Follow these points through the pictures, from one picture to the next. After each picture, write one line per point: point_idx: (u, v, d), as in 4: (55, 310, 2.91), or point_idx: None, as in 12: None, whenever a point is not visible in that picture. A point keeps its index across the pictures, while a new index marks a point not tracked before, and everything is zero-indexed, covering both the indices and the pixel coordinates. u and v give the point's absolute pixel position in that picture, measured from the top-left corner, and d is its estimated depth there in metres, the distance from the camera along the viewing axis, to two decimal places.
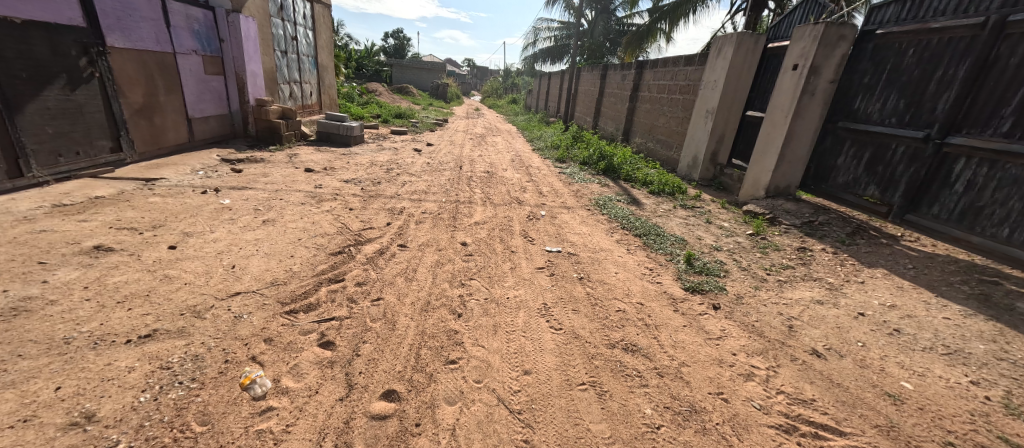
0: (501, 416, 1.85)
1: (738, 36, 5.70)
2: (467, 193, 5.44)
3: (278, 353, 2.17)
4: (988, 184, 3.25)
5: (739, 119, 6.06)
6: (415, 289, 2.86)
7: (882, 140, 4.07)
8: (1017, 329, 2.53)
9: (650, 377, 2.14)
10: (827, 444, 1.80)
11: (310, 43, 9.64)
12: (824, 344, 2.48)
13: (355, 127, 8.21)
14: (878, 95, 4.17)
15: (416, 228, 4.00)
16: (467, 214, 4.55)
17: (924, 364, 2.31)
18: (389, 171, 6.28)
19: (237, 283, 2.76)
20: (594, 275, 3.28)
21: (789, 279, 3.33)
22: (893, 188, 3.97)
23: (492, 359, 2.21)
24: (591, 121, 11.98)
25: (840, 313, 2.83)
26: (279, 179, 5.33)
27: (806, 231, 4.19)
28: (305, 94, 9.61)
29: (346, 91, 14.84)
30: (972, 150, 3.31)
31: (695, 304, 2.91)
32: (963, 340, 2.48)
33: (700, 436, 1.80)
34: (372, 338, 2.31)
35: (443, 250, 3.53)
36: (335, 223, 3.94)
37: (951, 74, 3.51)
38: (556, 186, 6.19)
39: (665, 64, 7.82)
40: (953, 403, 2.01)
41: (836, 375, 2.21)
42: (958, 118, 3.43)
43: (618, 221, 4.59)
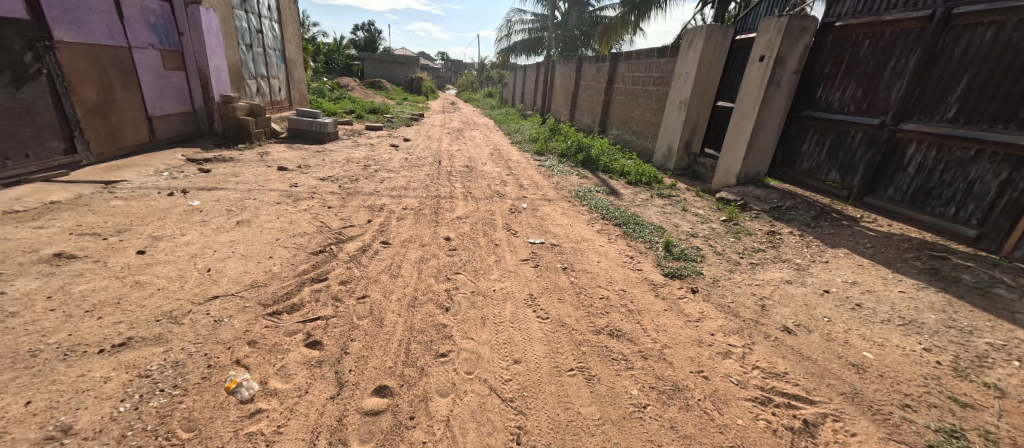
0: (494, 405, 1.89)
1: (708, 28, 5.85)
2: (448, 187, 5.42)
3: (262, 355, 2.13)
4: (936, 166, 3.49)
5: (710, 109, 6.26)
6: (401, 285, 2.86)
7: (842, 127, 4.31)
8: (963, 299, 2.76)
9: (635, 360, 2.23)
10: (800, 412, 1.92)
11: (276, 36, 9.29)
12: (793, 320, 2.63)
13: (328, 124, 7.97)
14: (838, 85, 4.39)
15: (398, 225, 3.96)
16: (448, 209, 4.54)
17: (882, 334, 2.49)
18: (367, 167, 6.18)
19: (215, 286, 2.68)
20: (577, 264, 3.35)
21: (760, 261, 3.50)
22: (853, 173, 4.22)
23: (482, 351, 2.24)
24: (567, 113, 12.06)
25: (807, 291, 3.01)
26: (251, 178, 5.17)
27: (775, 216, 4.40)
28: (274, 90, 9.27)
29: (315, 86, 14.35)
30: (923, 135, 3.54)
31: (675, 288, 3.03)
32: (916, 311, 2.69)
33: (683, 412, 1.90)
34: (360, 336, 2.30)
35: (427, 246, 3.52)
36: (314, 222, 3.86)
37: (902, 64, 3.74)
38: (536, 179, 6.24)
39: (638, 56, 7.95)
40: (908, 369, 2.19)
41: (804, 349, 2.36)
42: (910, 105, 3.66)
43: (598, 212, 4.68)
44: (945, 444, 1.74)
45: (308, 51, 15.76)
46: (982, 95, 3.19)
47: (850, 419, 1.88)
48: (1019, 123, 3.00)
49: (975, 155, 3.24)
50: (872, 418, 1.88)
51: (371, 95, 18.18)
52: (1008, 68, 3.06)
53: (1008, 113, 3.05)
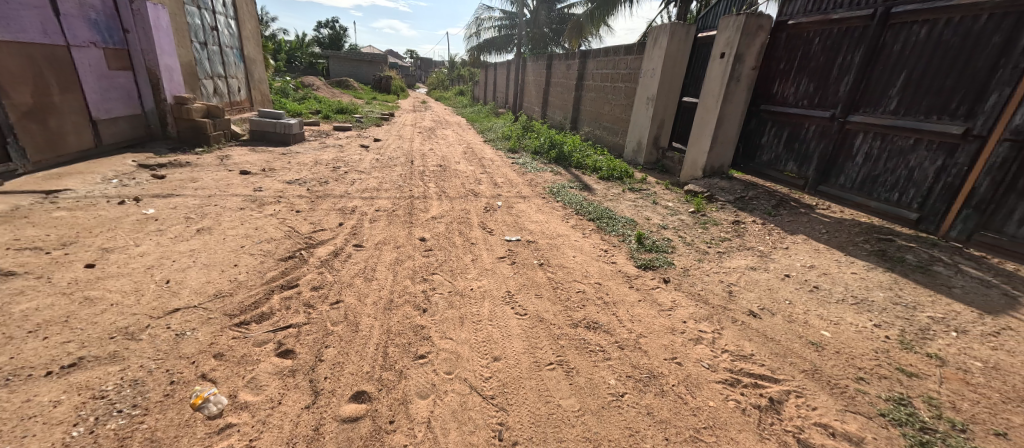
0: (476, 404, 1.89)
1: (672, 26, 6.02)
2: (421, 187, 5.36)
3: (229, 368, 2.04)
4: (881, 155, 3.75)
5: (676, 104, 6.45)
6: (376, 288, 2.81)
7: (797, 120, 4.55)
8: (907, 277, 2.98)
9: (612, 351, 2.28)
10: (765, 391, 2.03)
11: (233, 33, 8.86)
12: (758, 304, 2.77)
13: (293, 125, 7.69)
14: (792, 80, 4.63)
15: (371, 227, 3.88)
16: (422, 210, 4.49)
17: (838, 314, 2.65)
18: (336, 169, 6.01)
19: (175, 299, 2.54)
20: (554, 260, 3.39)
21: (727, 250, 3.65)
22: (808, 163, 4.47)
23: (461, 350, 2.24)
24: (540, 110, 12.14)
25: (770, 276, 3.17)
26: (211, 183, 4.93)
27: (739, 206, 4.60)
28: (232, 90, 8.85)
29: (278, 86, 13.78)
30: (869, 126, 3.80)
31: (648, 279, 3.12)
32: (867, 290, 2.89)
33: (659, 398, 1.96)
34: (335, 342, 2.25)
35: (402, 248, 3.47)
36: (282, 227, 3.73)
37: (849, 60, 3.99)
38: (510, 176, 6.25)
39: (606, 53, 8.09)
40: (861, 344, 2.35)
41: (769, 331, 2.48)
42: (857, 98, 3.91)
43: (572, 207, 4.75)
44: (895, 411, 1.88)
45: (268, 48, 15.07)
46: (919, 88, 3.45)
47: (811, 395, 2.00)
48: (951, 113, 3.26)
49: (914, 144, 3.49)
50: (831, 392, 2.01)
51: (338, 94, 17.63)
52: (939, 63, 3.31)
53: (942, 105, 3.31)
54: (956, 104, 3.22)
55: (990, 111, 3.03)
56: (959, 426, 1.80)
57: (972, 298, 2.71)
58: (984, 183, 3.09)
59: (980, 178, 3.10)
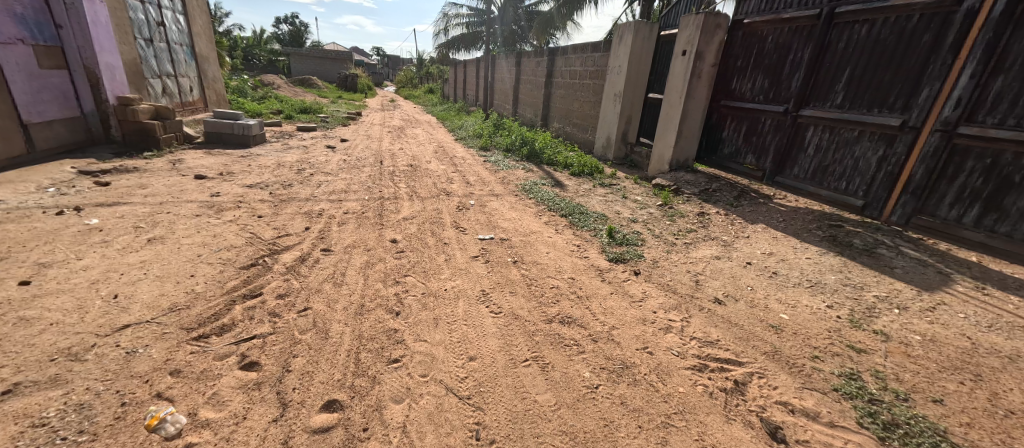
0: (452, 405, 1.88)
1: (636, 24, 6.15)
2: (391, 188, 5.25)
3: (188, 385, 1.94)
4: (830, 146, 3.99)
5: (643, 101, 6.61)
6: (346, 293, 2.73)
7: (754, 114, 4.77)
8: (855, 260, 3.19)
9: (586, 344, 2.32)
10: (731, 374, 2.12)
11: (182, 29, 8.35)
12: (723, 292, 2.89)
13: (252, 126, 7.35)
14: (748, 76, 4.83)
15: (339, 230, 3.77)
16: (393, 211, 4.40)
17: (795, 297, 2.81)
18: (301, 172, 5.80)
19: (125, 314, 2.38)
20: (527, 257, 3.41)
21: (693, 241, 3.78)
22: (765, 155, 4.69)
23: (436, 351, 2.22)
24: (510, 108, 12.14)
25: (733, 264, 3.31)
26: (162, 190, 4.65)
27: (703, 198, 4.77)
28: (183, 90, 8.35)
29: (235, 85, 13.10)
30: (819, 120, 4.03)
31: (619, 272, 3.19)
32: (821, 273, 3.07)
33: (632, 387, 2.01)
34: (303, 351, 2.18)
35: (373, 250, 3.39)
36: (243, 233, 3.56)
37: (799, 57, 4.21)
38: (482, 174, 6.23)
39: (573, 50, 8.18)
40: (816, 325, 2.50)
41: (733, 317, 2.60)
42: (807, 93, 4.14)
43: (545, 204, 4.79)
44: (847, 385, 2.01)
45: (223, 44, 14.28)
46: (862, 83, 3.69)
47: (772, 375, 2.11)
48: (889, 106, 3.51)
49: (858, 135, 3.74)
50: (790, 371, 2.13)
51: (300, 93, 16.96)
52: (879, 60, 3.56)
53: (882, 99, 3.56)
54: (894, 98, 3.47)
55: (923, 104, 3.27)
56: (902, 395, 1.95)
57: (912, 276, 2.93)
58: (919, 171, 3.35)
59: (916, 166, 3.35)
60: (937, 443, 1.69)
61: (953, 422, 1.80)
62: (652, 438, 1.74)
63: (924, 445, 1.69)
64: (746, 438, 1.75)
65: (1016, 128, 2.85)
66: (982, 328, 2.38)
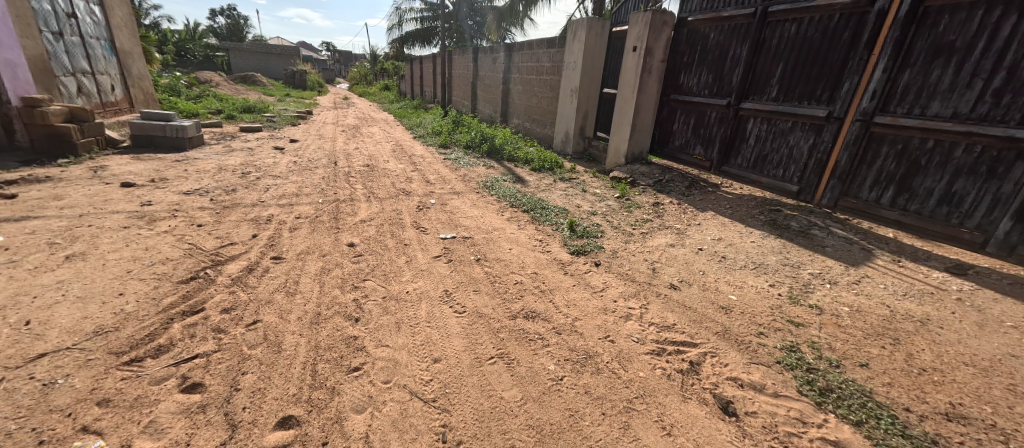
0: (417, 409, 1.85)
1: (588, 20, 6.27)
2: (347, 190, 5.05)
3: (119, 414, 1.77)
4: (769, 137, 4.28)
5: (598, 96, 6.76)
6: (301, 302, 2.60)
7: (700, 108, 5.02)
8: (792, 242, 3.44)
9: (550, 337, 2.35)
10: (686, 355, 2.23)
11: (97, 22, 7.55)
12: (678, 278, 3.03)
13: (188, 127, 6.80)
14: (694, 71, 5.07)
15: (291, 236, 3.58)
16: (349, 213, 4.24)
17: (742, 279, 2.99)
18: (246, 175, 5.45)
19: (40, 342, 2.13)
20: (490, 254, 3.40)
21: (649, 230, 3.93)
22: (711, 146, 4.95)
23: (399, 356, 2.17)
24: (469, 104, 12.04)
25: (686, 251, 3.48)
26: (82, 200, 4.20)
27: (658, 189, 4.96)
28: (103, 89, 7.57)
29: (166, 82, 12.05)
30: (758, 112, 4.30)
31: (581, 264, 3.26)
32: (764, 255, 3.29)
33: (595, 376, 2.07)
34: (254, 367, 2.05)
35: (329, 255, 3.25)
36: (181, 244, 3.30)
37: (738, 53, 4.47)
38: (442, 173, 6.13)
39: (529, 46, 8.22)
40: (761, 303, 2.67)
41: (687, 301, 2.73)
42: (747, 87, 4.41)
43: (506, 200, 4.80)
44: (788, 358, 2.17)
45: (150, 38, 13.06)
46: (794, 78, 3.98)
47: (723, 353, 2.23)
48: (817, 98, 3.80)
49: (792, 126, 4.04)
50: (738, 348, 2.27)
51: (242, 91, 15.88)
52: (807, 56, 3.85)
53: (811, 92, 3.85)
54: (821, 91, 3.77)
55: (845, 97, 3.57)
56: (835, 362, 2.13)
57: (840, 254, 3.21)
58: (844, 157, 3.65)
59: (841, 153, 3.66)
60: (864, 403, 1.87)
61: (877, 383, 1.99)
62: (615, 423, 1.80)
63: (853, 405, 1.87)
64: (701, 415, 1.85)
65: (921, 117, 3.17)
66: (900, 297, 2.65)
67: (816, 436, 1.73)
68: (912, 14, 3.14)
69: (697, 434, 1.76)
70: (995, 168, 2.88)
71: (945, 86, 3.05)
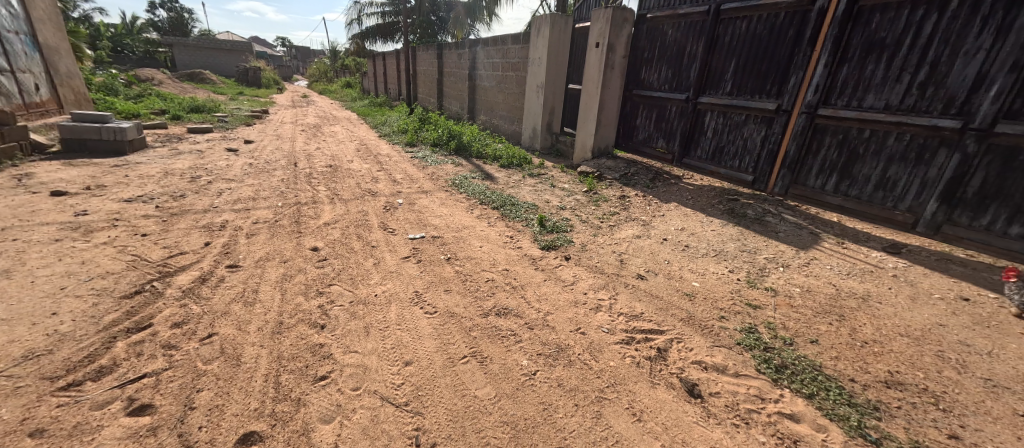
0: (388, 415, 1.80)
1: (551, 16, 6.31)
2: (309, 192, 4.85)
3: (56, 445, 1.62)
4: (725, 130, 4.47)
5: (563, 91, 6.82)
6: (262, 312, 2.48)
7: (661, 103, 5.18)
8: (749, 229, 3.61)
9: (523, 332, 2.37)
10: (654, 342, 2.30)
11: (15, 14, 6.84)
12: (645, 268, 3.12)
13: (128, 129, 6.30)
14: (654, 67, 5.21)
15: (248, 243, 3.41)
16: (312, 216, 4.08)
17: (704, 266, 3.12)
18: (197, 180, 5.13)
19: None
20: (461, 253, 3.37)
21: (616, 223, 4.01)
22: (672, 140, 5.12)
23: (369, 361, 2.11)
24: (435, 101, 11.86)
25: (652, 241, 3.58)
26: (5, 212, 3.82)
27: (624, 182, 5.08)
28: (26, 88, 6.89)
29: (101, 81, 11.12)
30: (714, 106, 4.49)
31: (552, 258, 3.29)
32: (723, 242, 3.44)
33: (567, 368, 2.09)
34: (210, 383, 1.94)
35: (291, 261, 3.12)
36: (124, 256, 3.07)
37: (695, 50, 4.63)
38: (409, 172, 6.01)
39: (493, 42, 8.17)
40: (722, 289, 2.80)
41: (654, 290, 2.81)
42: (703, 82, 4.59)
43: (475, 198, 4.77)
44: (747, 338, 2.28)
45: (80, 32, 11.98)
46: (746, 73, 4.17)
47: (688, 338, 2.32)
48: (767, 92, 4.01)
49: (745, 119, 4.24)
50: (702, 333, 2.36)
51: (189, 90, 14.91)
52: (757, 52, 4.04)
53: (762, 86, 4.05)
54: (771, 85, 3.97)
55: (792, 91, 3.79)
56: (788, 340, 2.26)
57: (792, 239, 3.40)
58: (792, 147, 3.88)
59: (790, 144, 3.89)
60: (815, 377, 2.00)
61: (826, 357, 2.13)
62: (587, 413, 1.83)
63: (806, 379, 1.99)
64: (669, 399, 1.91)
65: (858, 109, 3.42)
66: (845, 277, 2.84)
67: (774, 410, 1.83)
68: (848, 12, 3.37)
69: (665, 418, 1.82)
70: (922, 155, 3.13)
71: (878, 80, 3.30)
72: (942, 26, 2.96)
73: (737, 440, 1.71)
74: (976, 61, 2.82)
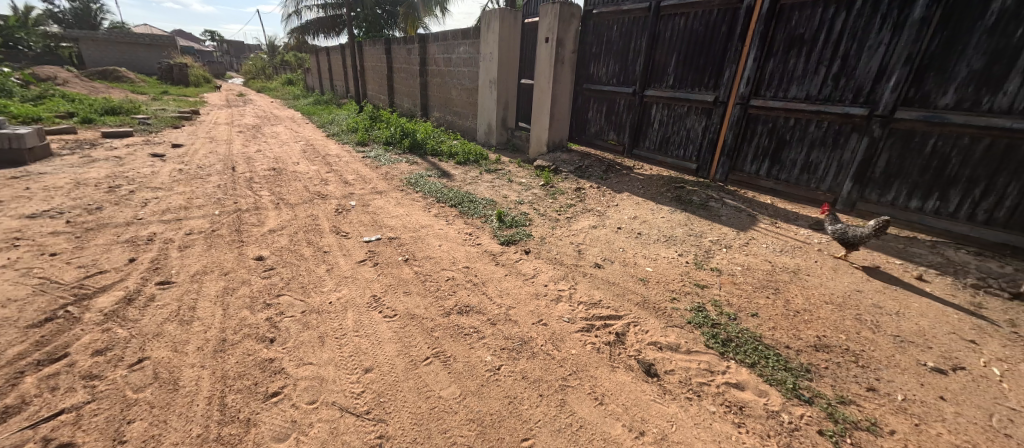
0: (349, 425, 1.74)
1: (500, 11, 6.28)
2: (251, 197, 4.54)
3: None
4: (669, 121, 4.68)
5: (516, 86, 6.84)
6: (202, 329, 2.30)
7: (610, 96, 5.33)
8: (695, 215, 3.82)
9: (485, 328, 2.36)
10: (613, 328, 2.38)
11: None
12: (602, 257, 3.21)
13: (28, 136, 5.56)
14: (602, 61, 5.34)
15: (182, 256, 3.13)
16: (255, 223, 3.82)
17: (656, 251, 3.26)
18: (117, 190, 4.63)
19: None
20: (419, 253, 3.30)
21: (572, 215, 4.09)
22: (622, 132, 5.29)
23: (325, 371, 2.02)
24: (386, 98, 11.49)
25: (607, 231, 3.69)
26: None
27: (578, 175, 5.19)
28: None
29: None
30: (659, 99, 4.69)
31: (512, 253, 3.31)
32: (672, 228, 3.61)
33: (531, 360, 2.12)
34: (143, 412, 1.77)
35: (233, 273, 2.91)
36: (29, 280, 2.71)
37: (639, 45, 4.80)
38: (361, 172, 5.78)
39: (443, 37, 8.02)
40: (674, 272, 2.94)
41: (612, 278, 2.90)
42: (648, 76, 4.77)
43: (432, 196, 4.67)
44: (697, 317, 2.42)
45: None
46: (685, 67, 4.39)
47: (644, 321, 2.42)
48: (705, 85, 4.24)
49: (687, 110, 4.46)
50: (656, 315, 2.47)
51: (101, 90, 13.40)
52: (694, 47, 4.26)
53: (700, 79, 4.28)
54: (708, 78, 4.20)
55: (727, 83, 4.03)
56: (732, 315, 2.42)
57: (732, 222, 3.64)
58: (730, 136, 4.15)
59: (728, 133, 4.15)
60: (756, 347, 2.16)
61: (765, 328, 2.31)
62: (552, 402, 1.86)
63: (749, 350, 2.14)
64: (628, 381, 1.99)
65: (784, 99, 3.71)
66: (781, 254, 3.08)
67: (722, 381, 1.96)
68: (771, 9, 3.64)
69: (626, 399, 1.89)
70: (838, 140, 3.46)
71: (800, 72, 3.59)
72: (850, 23, 3.27)
73: (690, 412, 1.81)
74: (878, 54, 3.14)
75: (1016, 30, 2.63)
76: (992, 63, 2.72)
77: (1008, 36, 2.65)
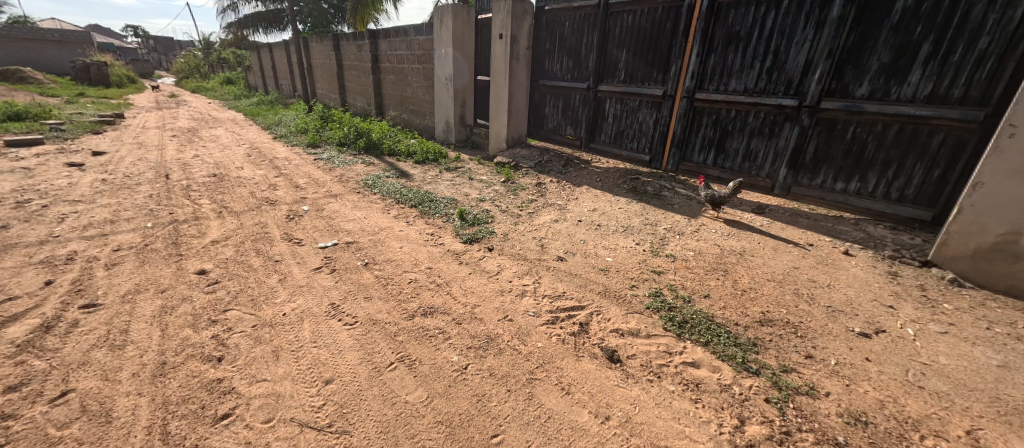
0: (309, 440, 1.66)
1: (452, 7, 6.17)
2: (189, 207, 4.21)
3: None
4: (622, 114, 4.83)
5: (473, 83, 6.77)
6: (139, 353, 2.11)
7: (565, 92, 5.42)
8: (649, 205, 3.96)
9: (451, 329, 2.33)
10: (576, 318, 2.43)
11: None
12: (564, 250, 3.26)
13: None
14: (556, 57, 5.41)
15: (111, 274, 2.86)
16: (195, 235, 3.55)
17: (615, 241, 3.36)
18: (26, 205, 4.14)
19: None
20: (379, 256, 3.20)
21: (533, 210, 4.13)
22: (579, 126, 5.40)
23: (281, 386, 1.92)
24: (337, 97, 11.02)
25: (568, 224, 3.76)
26: None
27: (538, 170, 5.23)
28: None
29: None
30: (612, 93, 4.82)
31: (475, 251, 3.29)
32: (629, 218, 3.73)
33: (498, 357, 2.12)
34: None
35: (172, 289, 2.69)
36: None
37: (590, 41, 4.91)
38: (314, 175, 5.52)
39: (395, 33, 7.79)
40: (632, 261, 3.04)
41: (574, 270, 2.96)
42: (601, 71, 4.89)
43: (390, 197, 4.55)
44: (655, 302, 2.53)
45: None
46: (635, 62, 4.53)
47: (606, 310, 2.49)
48: (655, 80, 4.41)
49: (639, 104, 4.62)
50: (617, 303, 2.55)
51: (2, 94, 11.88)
52: (642, 43, 4.41)
53: (649, 74, 4.44)
54: (657, 73, 4.37)
55: (673, 77, 4.21)
56: (687, 298, 2.55)
57: (684, 210, 3.81)
58: (678, 128, 4.34)
59: (677, 125, 4.33)
60: (709, 326, 2.28)
61: (716, 308, 2.45)
62: (519, 397, 1.87)
63: (703, 330, 2.26)
64: (592, 369, 2.04)
65: (726, 92, 3.93)
66: (728, 238, 3.27)
67: (679, 361, 2.06)
68: (711, 7, 3.84)
69: (591, 386, 1.94)
70: (773, 129, 3.71)
71: (738, 66, 3.82)
72: (780, 20, 3.50)
73: (651, 393, 1.89)
74: (805, 49, 3.40)
75: (916, 28, 2.93)
76: (898, 57, 3.01)
77: (910, 33, 2.95)
